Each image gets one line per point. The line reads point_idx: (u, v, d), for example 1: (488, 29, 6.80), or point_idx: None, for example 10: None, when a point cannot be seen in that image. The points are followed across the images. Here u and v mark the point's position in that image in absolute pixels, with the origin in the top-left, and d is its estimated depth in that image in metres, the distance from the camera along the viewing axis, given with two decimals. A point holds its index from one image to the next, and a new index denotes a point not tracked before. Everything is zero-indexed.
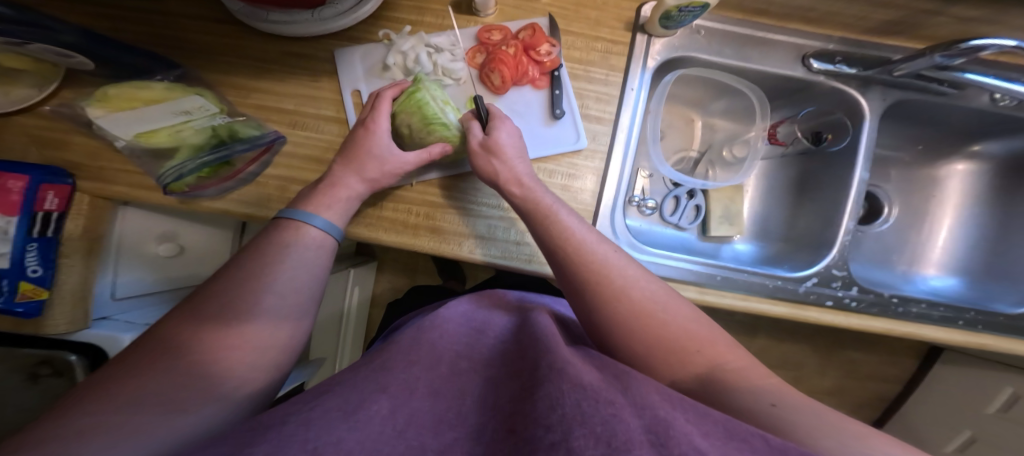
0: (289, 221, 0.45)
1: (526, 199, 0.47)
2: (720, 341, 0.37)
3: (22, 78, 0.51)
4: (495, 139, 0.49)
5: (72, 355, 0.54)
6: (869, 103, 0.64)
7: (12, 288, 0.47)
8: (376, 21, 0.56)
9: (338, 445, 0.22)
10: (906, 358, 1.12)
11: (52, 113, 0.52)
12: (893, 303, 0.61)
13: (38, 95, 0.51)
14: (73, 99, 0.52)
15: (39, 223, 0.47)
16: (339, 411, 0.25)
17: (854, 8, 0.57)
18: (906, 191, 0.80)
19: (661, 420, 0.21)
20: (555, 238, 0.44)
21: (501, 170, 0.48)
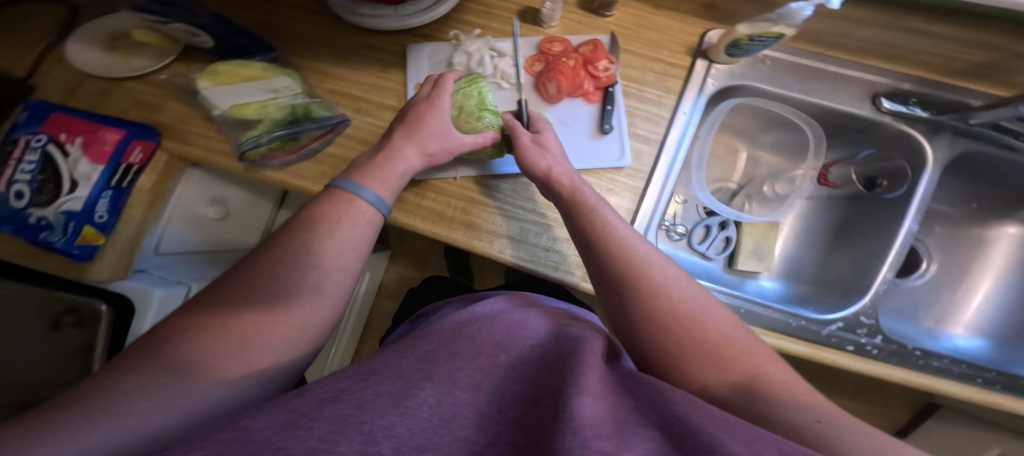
0: (342, 192, 0.45)
1: (572, 191, 0.49)
2: (763, 352, 0.36)
3: (145, 52, 0.58)
4: (543, 136, 0.53)
5: None
6: (935, 152, 0.64)
7: (75, 230, 0.51)
8: (446, 21, 0.59)
9: (389, 431, 0.24)
10: (900, 410, 1.08)
11: (164, 82, 0.58)
12: (914, 354, 0.61)
13: (154, 65, 0.57)
14: (189, 72, 0.58)
15: (120, 173, 0.53)
16: (389, 397, 0.27)
17: (943, 47, 0.58)
18: (947, 249, 0.78)
19: (705, 443, 0.22)
20: (594, 238, 0.45)
21: (552, 165, 0.50)
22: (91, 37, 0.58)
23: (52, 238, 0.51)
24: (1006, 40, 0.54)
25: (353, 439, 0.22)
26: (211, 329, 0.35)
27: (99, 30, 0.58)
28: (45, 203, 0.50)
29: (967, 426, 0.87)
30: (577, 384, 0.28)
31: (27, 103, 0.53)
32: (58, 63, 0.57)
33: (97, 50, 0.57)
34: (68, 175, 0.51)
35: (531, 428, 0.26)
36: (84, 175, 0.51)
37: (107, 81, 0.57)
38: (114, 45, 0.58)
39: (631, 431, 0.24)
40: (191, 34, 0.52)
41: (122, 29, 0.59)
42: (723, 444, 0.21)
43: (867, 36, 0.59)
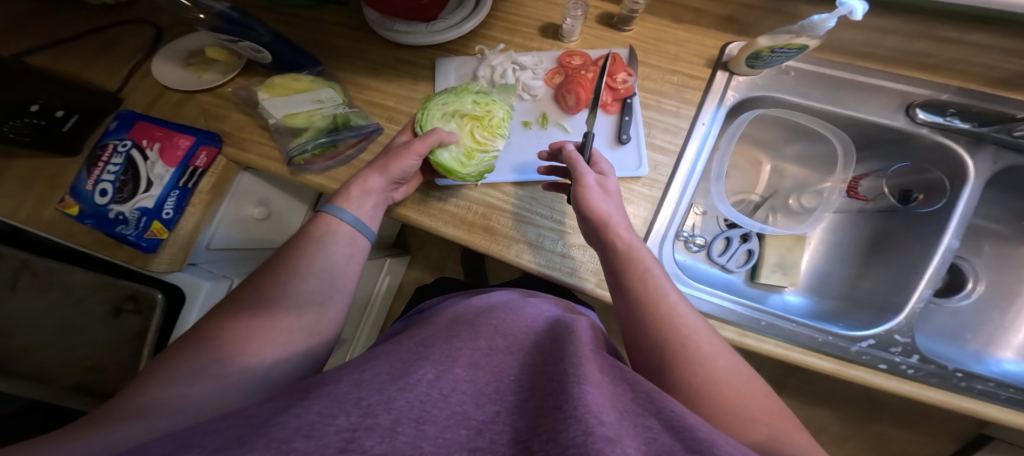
0: (324, 215, 0.50)
1: (629, 247, 0.49)
2: (772, 410, 0.39)
3: (215, 67, 0.66)
4: (608, 181, 0.54)
5: (159, 293, 0.63)
6: (975, 165, 0.61)
7: (146, 225, 0.57)
8: (473, 37, 0.63)
9: (388, 404, 0.27)
10: (951, 447, 1.01)
11: (232, 94, 0.65)
12: (956, 377, 0.57)
13: (221, 78, 0.65)
14: (251, 84, 0.66)
15: (186, 175, 0.60)
16: (388, 376, 0.30)
17: (990, 56, 0.56)
18: (997, 269, 0.74)
19: (702, 439, 0.24)
20: (637, 282, 0.47)
21: (611, 212, 0.51)
22: (173, 54, 0.67)
23: (126, 231, 0.57)
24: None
25: (351, 412, 0.25)
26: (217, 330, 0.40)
27: (179, 49, 0.68)
28: (124, 200, 0.57)
29: None
30: (579, 376, 0.30)
31: (119, 112, 0.61)
32: (144, 78, 0.66)
33: (176, 65, 0.66)
34: (145, 176, 0.58)
35: (535, 408, 0.29)
36: (158, 176, 0.58)
37: (182, 94, 0.65)
38: (190, 62, 0.67)
39: (631, 422, 0.27)
40: (255, 51, 0.58)
41: (198, 48, 0.68)
42: (721, 443, 0.24)
43: (899, 45, 0.59)
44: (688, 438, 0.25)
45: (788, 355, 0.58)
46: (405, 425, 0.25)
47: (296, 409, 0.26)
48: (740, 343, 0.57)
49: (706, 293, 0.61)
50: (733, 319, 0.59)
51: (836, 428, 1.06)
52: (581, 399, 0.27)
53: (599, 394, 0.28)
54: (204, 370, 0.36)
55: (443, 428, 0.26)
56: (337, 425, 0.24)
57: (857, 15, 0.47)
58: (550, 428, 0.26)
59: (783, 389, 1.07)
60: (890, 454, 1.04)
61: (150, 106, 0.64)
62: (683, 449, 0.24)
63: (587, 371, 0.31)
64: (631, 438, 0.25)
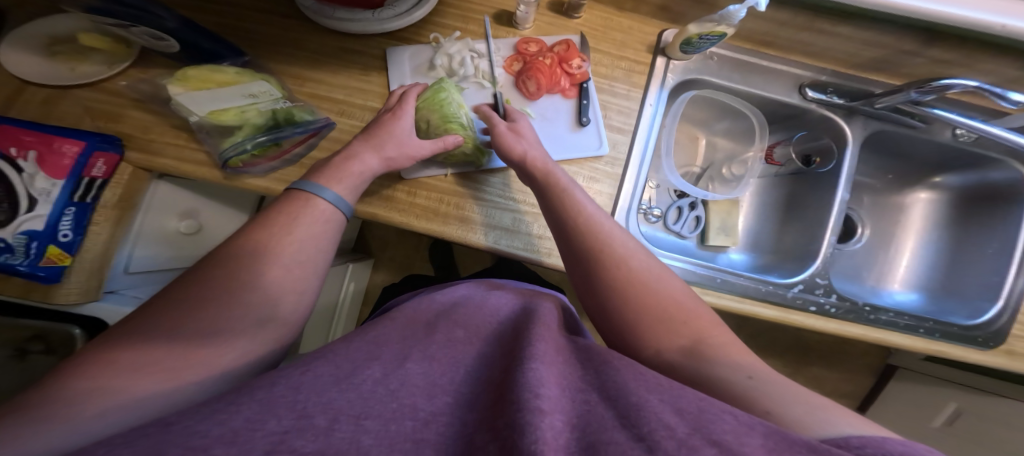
0: (300, 193, 0.46)
1: (547, 173, 0.52)
2: (706, 317, 0.41)
3: (93, 57, 0.54)
4: (518, 125, 0.57)
5: (77, 328, 0.53)
6: (852, 130, 0.73)
7: (39, 251, 0.46)
8: (426, 25, 0.61)
9: (326, 404, 0.25)
10: (864, 375, 1.20)
11: (124, 88, 0.54)
12: (865, 311, 0.68)
13: (104, 71, 0.54)
14: (151, 76, 0.55)
15: (83, 187, 0.48)
16: (331, 376, 0.27)
17: (845, 47, 0.68)
18: (877, 216, 0.90)
19: (633, 405, 0.25)
20: (562, 211, 0.49)
21: (527, 149, 0.54)
22: (30, 43, 0.54)
23: (12, 262, 0.45)
24: (890, 38, 0.65)
25: (283, 416, 0.23)
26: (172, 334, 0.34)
27: (40, 36, 0.55)
28: (1, 224, 0.45)
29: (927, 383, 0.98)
30: (529, 355, 0.30)
31: None
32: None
33: (37, 55, 0.53)
34: (23, 192, 0.46)
35: (482, 402, 0.28)
36: (43, 192, 0.46)
37: (52, 90, 0.53)
38: (56, 51, 0.54)
39: (570, 398, 0.27)
40: (156, 38, 0.51)
41: (66, 35, 0.55)
42: (648, 404, 0.25)
43: (791, 36, 0.69)
44: (620, 405, 0.25)
45: (743, 308, 0.64)
46: (344, 422, 0.24)
47: (223, 410, 0.23)
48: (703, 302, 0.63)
49: (667, 258, 0.66)
50: (694, 280, 0.64)
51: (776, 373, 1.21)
52: (524, 379, 0.27)
53: (543, 368, 0.28)
54: (173, 357, 0.33)
55: (387, 421, 0.25)
56: (267, 429, 0.22)
57: (761, 7, 0.53)
58: (497, 413, 0.26)
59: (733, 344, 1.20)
60: (820, 389, 1.21)
61: (10, 101, 0.51)
62: (614, 418, 0.24)
63: (536, 350, 0.31)
64: (566, 412, 0.25)
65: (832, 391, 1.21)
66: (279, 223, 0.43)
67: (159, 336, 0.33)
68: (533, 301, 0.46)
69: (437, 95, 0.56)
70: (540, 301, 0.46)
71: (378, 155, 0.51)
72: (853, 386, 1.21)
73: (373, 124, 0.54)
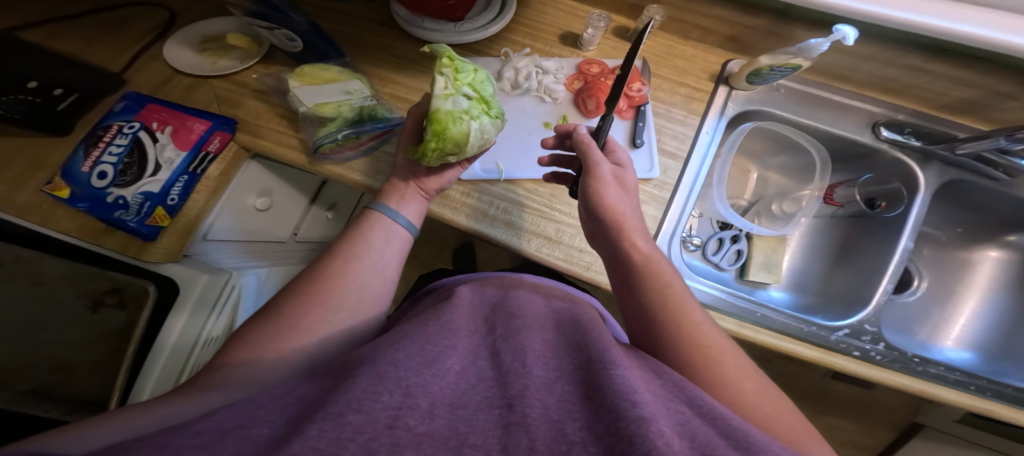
0: (372, 212, 0.54)
1: (647, 259, 0.48)
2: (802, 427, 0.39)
3: (233, 54, 0.63)
4: (625, 175, 0.53)
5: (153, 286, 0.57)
6: (925, 176, 0.70)
7: (149, 210, 0.53)
8: (497, 40, 0.65)
9: (424, 387, 0.28)
10: (885, 431, 1.14)
11: (257, 82, 0.61)
12: (913, 362, 0.64)
13: (238, 65, 0.62)
14: (274, 72, 0.62)
15: (197, 161, 0.56)
16: (421, 359, 0.31)
17: (939, 84, 0.66)
18: (936, 269, 0.85)
19: (737, 429, 0.26)
20: (658, 299, 0.45)
21: (628, 210, 0.50)
22: (187, 40, 0.63)
23: (125, 217, 0.52)
24: (988, 79, 0.63)
25: (392, 391, 0.27)
26: (275, 331, 0.42)
27: (196, 34, 0.64)
28: (126, 184, 0.52)
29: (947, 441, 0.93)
30: (607, 361, 0.32)
31: (126, 95, 0.57)
32: (151, 60, 0.62)
33: (191, 50, 0.63)
34: (153, 159, 0.54)
35: (564, 393, 0.30)
36: (168, 160, 0.54)
37: (194, 79, 0.61)
38: (206, 47, 0.63)
39: (664, 405, 0.28)
40: (288, 40, 0.57)
41: (215, 35, 0.64)
42: (754, 431, 0.27)
43: (872, 70, 0.67)
44: (722, 425, 0.27)
45: (781, 344, 0.63)
46: (440, 408, 0.27)
47: (346, 384, 0.28)
48: (739, 334, 0.62)
49: (703, 284, 0.66)
50: (733, 311, 0.64)
51: None
52: (615, 385, 0.28)
53: (630, 375, 0.30)
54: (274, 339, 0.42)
55: (474, 413, 0.28)
56: (382, 403, 0.26)
57: (848, 41, 0.53)
58: (592, 412, 0.27)
59: None
60: (835, 440, 1.15)
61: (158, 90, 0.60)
62: (719, 437, 0.26)
63: (614, 355, 0.33)
64: (668, 418, 0.26)
65: (846, 443, 1.15)
66: (355, 234, 0.51)
67: (268, 334, 0.42)
68: (580, 305, 0.45)
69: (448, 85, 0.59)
70: (584, 306, 0.45)
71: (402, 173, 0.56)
72: (875, 442, 1.14)
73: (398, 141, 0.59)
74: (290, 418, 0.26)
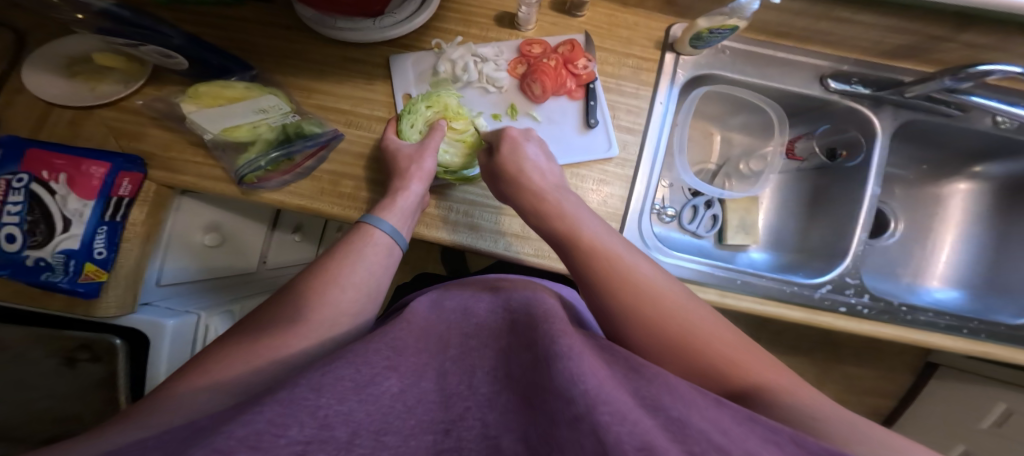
0: (362, 225, 0.49)
1: (546, 225, 0.50)
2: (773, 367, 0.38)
3: (110, 76, 0.53)
4: (502, 160, 0.53)
5: (117, 338, 0.50)
6: (881, 121, 0.69)
7: (77, 269, 0.45)
8: (426, 31, 0.61)
9: (347, 416, 0.25)
10: (896, 371, 1.13)
11: (144, 108, 0.53)
12: (901, 310, 0.63)
13: (123, 90, 0.52)
14: (166, 95, 0.54)
15: (112, 207, 0.47)
16: (351, 382, 0.28)
17: (872, 33, 0.65)
18: (909, 208, 0.84)
19: (676, 419, 0.25)
20: (574, 262, 0.47)
21: (515, 191, 0.52)
22: (48, 64, 0.52)
23: (54, 279, 0.45)
24: (921, 24, 0.62)
25: (305, 423, 0.23)
26: (235, 354, 0.34)
27: (55, 56, 0.53)
28: (40, 244, 0.44)
29: (973, 382, 0.92)
30: (556, 354, 0.31)
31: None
32: (17, 94, 0.51)
33: (56, 76, 0.52)
34: (57, 213, 0.45)
35: (508, 405, 0.30)
36: (76, 212, 0.45)
37: (76, 111, 0.51)
38: (76, 71, 0.53)
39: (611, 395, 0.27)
40: (165, 56, 0.50)
41: (82, 54, 0.53)
42: (696, 422, 0.25)
43: (808, 26, 0.65)
44: (664, 415, 0.25)
45: (766, 310, 0.61)
46: (364, 437, 0.25)
47: (248, 414, 0.23)
48: (723, 304, 0.60)
49: (682, 259, 0.62)
50: (713, 282, 0.61)
51: (801, 371, 1.15)
52: (558, 384, 0.28)
53: (578, 365, 0.29)
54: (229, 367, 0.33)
55: (405, 438, 0.26)
56: (289, 437, 0.22)
57: None
58: (531, 422, 0.28)
59: (757, 343, 1.14)
60: (849, 387, 1.15)
61: (37, 128, 0.50)
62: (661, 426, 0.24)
63: (565, 347, 0.31)
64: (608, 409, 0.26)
65: (862, 388, 1.15)
66: (345, 252, 0.46)
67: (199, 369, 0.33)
68: (534, 294, 0.46)
69: (406, 105, 0.55)
70: (540, 294, 0.46)
71: (425, 182, 0.51)
72: (884, 383, 1.14)
73: (392, 153, 0.53)
74: (162, 454, 0.22)
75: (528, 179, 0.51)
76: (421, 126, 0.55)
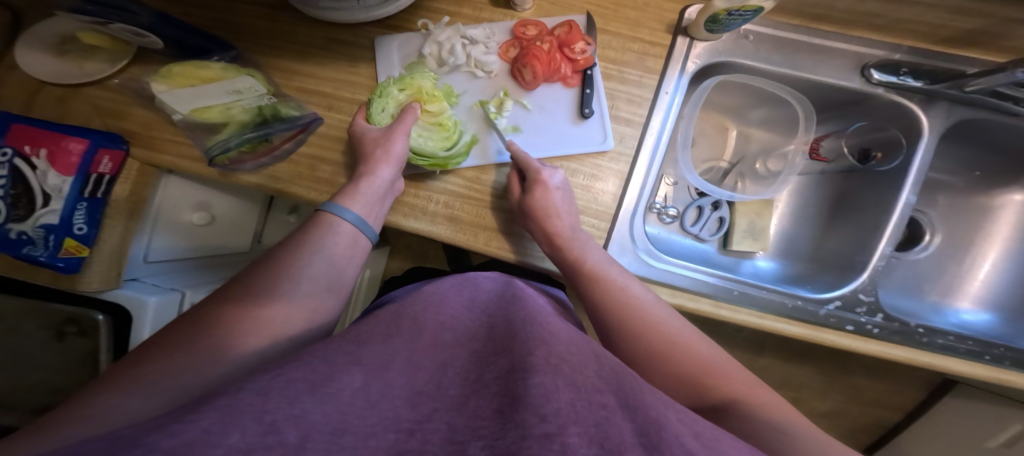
0: (325, 214, 0.48)
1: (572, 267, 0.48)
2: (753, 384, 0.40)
3: (98, 54, 0.53)
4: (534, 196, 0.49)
5: (100, 314, 0.52)
6: (929, 120, 0.61)
7: (57, 243, 0.47)
8: (415, 10, 0.58)
9: (299, 419, 0.20)
10: (911, 387, 1.06)
11: (121, 87, 0.53)
12: (918, 333, 0.57)
13: (110, 69, 0.52)
14: (141, 75, 0.53)
15: (92, 183, 0.48)
16: (305, 384, 0.23)
17: (932, 16, 0.55)
18: (949, 219, 0.76)
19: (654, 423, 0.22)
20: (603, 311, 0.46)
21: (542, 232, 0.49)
22: (41, 40, 0.53)
23: (34, 253, 0.47)
24: (993, 6, 0.52)
25: (250, 428, 0.19)
26: (185, 347, 0.35)
27: (46, 34, 0.53)
28: (22, 218, 0.46)
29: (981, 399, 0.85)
30: (523, 362, 0.25)
31: None
32: (11, 71, 0.53)
33: (48, 54, 0.53)
34: (39, 188, 0.46)
35: (478, 407, 0.24)
36: (55, 188, 0.47)
37: (64, 89, 0.52)
38: (66, 49, 0.53)
39: (585, 400, 0.23)
40: (137, 35, 0.50)
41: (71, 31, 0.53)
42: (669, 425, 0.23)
43: (850, 7, 0.57)
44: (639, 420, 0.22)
45: (763, 324, 0.56)
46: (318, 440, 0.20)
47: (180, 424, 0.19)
48: (716, 316, 0.55)
49: (682, 267, 0.57)
50: (708, 291, 0.56)
51: (807, 379, 1.09)
52: (527, 394, 0.22)
53: (552, 376, 0.24)
54: (175, 364, 0.33)
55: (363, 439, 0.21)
56: (228, 446, 0.18)
57: None
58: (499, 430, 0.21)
59: (762, 349, 1.09)
60: (856, 398, 1.09)
61: (29, 105, 0.51)
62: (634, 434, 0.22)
63: (539, 353, 0.26)
64: (582, 423, 0.21)
65: (869, 400, 1.09)
66: (309, 242, 0.45)
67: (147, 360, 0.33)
68: (515, 291, 0.41)
69: (378, 88, 0.53)
70: (522, 292, 0.42)
71: (394, 166, 0.50)
72: (897, 399, 1.07)
73: (359, 137, 0.51)
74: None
75: (552, 222, 0.49)
76: (392, 110, 0.53)
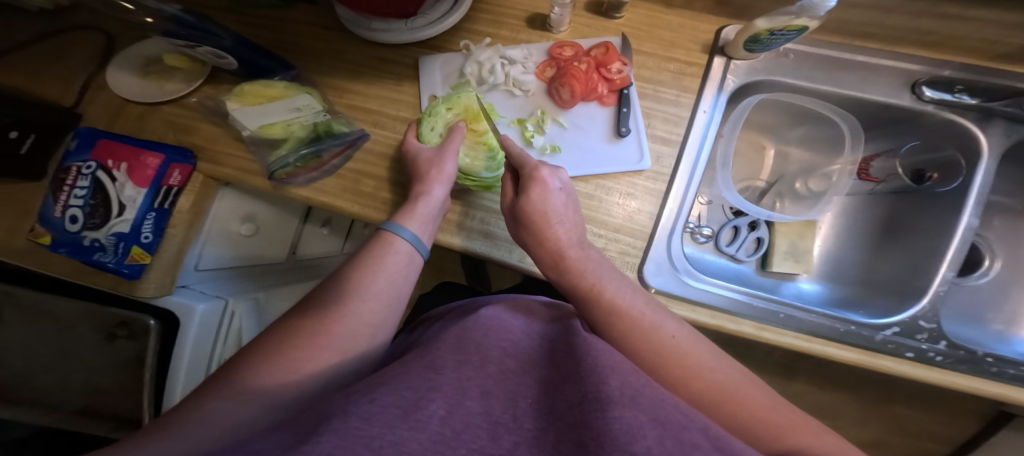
0: (384, 234, 0.49)
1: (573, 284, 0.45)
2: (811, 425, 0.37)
3: (177, 75, 0.58)
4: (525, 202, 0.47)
5: (152, 319, 0.56)
6: (988, 139, 0.58)
7: (125, 250, 0.50)
8: (456, 32, 0.60)
9: (399, 447, 0.20)
10: (965, 421, 0.98)
11: (198, 105, 0.57)
12: (986, 362, 0.53)
13: (187, 88, 0.57)
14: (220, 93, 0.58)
15: (161, 195, 0.51)
16: (397, 409, 0.23)
17: (986, 32, 0.54)
18: (1009, 242, 0.71)
19: None
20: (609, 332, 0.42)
21: (538, 243, 0.47)
22: (127, 62, 0.58)
23: (104, 259, 0.50)
24: None
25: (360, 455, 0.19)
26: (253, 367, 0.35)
27: (133, 57, 0.58)
28: (97, 226, 0.50)
29: None
30: (604, 398, 0.25)
31: (77, 131, 0.52)
32: (99, 91, 0.57)
33: (132, 75, 0.57)
34: (115, 198, 0.50)
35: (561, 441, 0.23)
36: (130, 199, 0.50)
37: (144, 106, 0.56)
38: (149, 71, 0.57)
39: (675, 440, 0.23)
40: (218, 56, 0.53)
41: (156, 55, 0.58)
42: None
43: (898, 24, 0.56)
44: None
45: (811, 348, 0.53)
46: None
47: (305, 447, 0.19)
48: (760, 338, 0.52)
49: (716, 286, 0.55)
50: (750, 313, 0.54)
51: (846, 409, 1.03)
52: (615, 433, 0.22)
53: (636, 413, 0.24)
54: (245, 387, 0.33)
55: None
56: None
57: None
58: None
59: (796, 375, 1.03)
60: (901, 430, 1.01)
61: (111, 120, 0.55)
62: None
63: (618, 390, 0.26)
64: None
65: (914, 433, 1.00)
66: (366, 263, 0.46)
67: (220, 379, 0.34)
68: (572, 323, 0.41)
69: (427, 108, 0.55)
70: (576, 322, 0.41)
71: (446, 186, 0.51)
72: (948, 433, 1.00)
73: (413, 157, 0.52)
74: None
75: (551, 232, 0.46)
76: (440, 129, 0.55)
